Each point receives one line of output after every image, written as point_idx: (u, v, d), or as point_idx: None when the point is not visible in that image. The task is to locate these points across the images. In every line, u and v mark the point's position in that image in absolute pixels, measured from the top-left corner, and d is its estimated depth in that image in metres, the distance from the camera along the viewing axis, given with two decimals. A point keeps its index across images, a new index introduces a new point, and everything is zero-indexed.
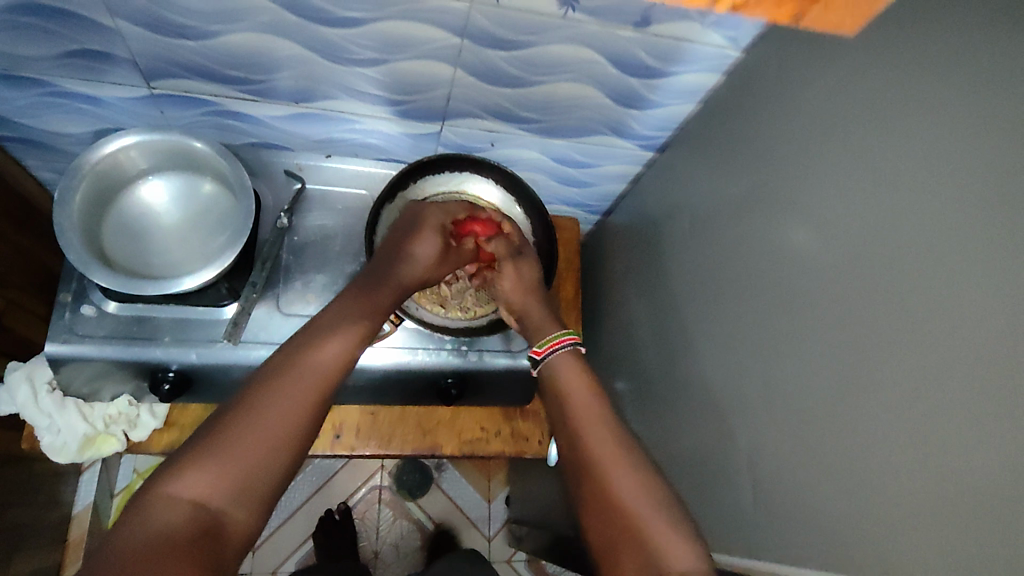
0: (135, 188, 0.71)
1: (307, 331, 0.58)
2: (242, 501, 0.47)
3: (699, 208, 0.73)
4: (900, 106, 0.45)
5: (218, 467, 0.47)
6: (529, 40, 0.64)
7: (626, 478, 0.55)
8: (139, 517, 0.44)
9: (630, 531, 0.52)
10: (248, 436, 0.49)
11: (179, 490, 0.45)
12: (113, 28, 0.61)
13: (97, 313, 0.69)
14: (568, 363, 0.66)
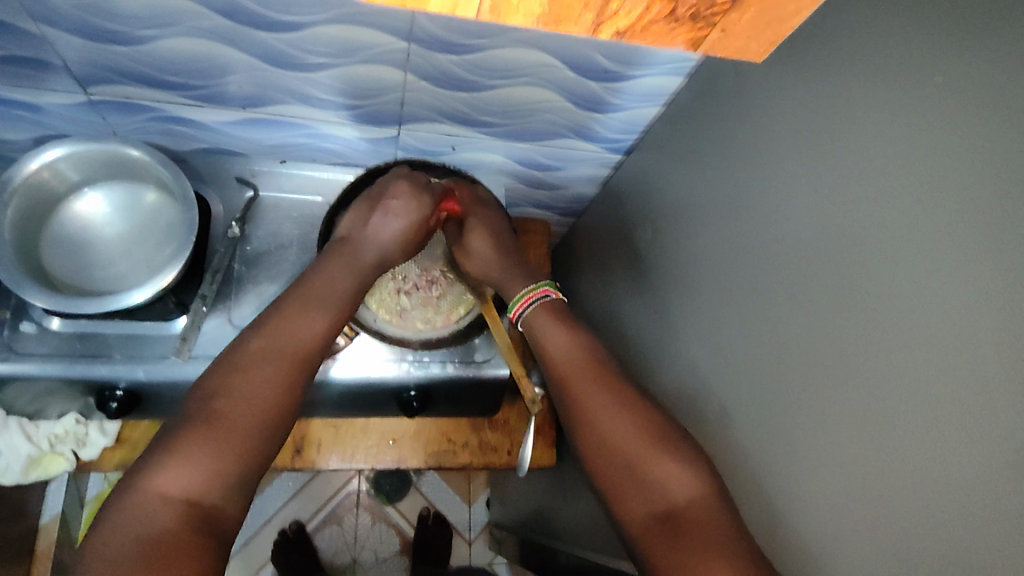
0: (69, 205, 0.65)
1: (280, 317, 0.57)
2: (232, 480, 0.48)
3: (681, 225, 0.66)
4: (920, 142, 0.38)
5: (205, 454, 0.47)
6: (479, 44, 0.59)
7: (629, 436, 0.54)
8: (123, 519, 0.44)
9: (643, 497, 0.51)
10: (236, 420, 0.49)
11: (167, 486, 0.45)
12: (39, 34, 0.57)
13: (38, 330, 0.66)
14: (544, 316, 0.64)
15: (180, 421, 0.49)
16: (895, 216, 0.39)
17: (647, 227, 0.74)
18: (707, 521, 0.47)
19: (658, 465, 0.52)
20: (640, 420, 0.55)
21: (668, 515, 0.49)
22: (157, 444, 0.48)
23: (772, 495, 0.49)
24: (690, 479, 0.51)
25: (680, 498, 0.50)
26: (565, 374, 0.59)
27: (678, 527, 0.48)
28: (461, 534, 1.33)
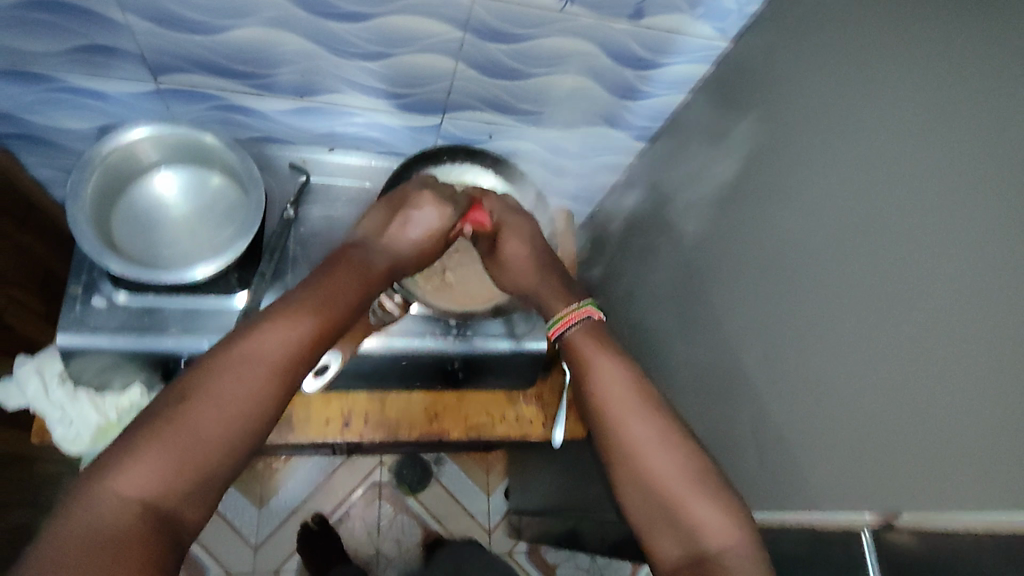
0: (145, 181, 0.70)
1: (262, 317, 0.55)
2: (193, 490, 0.46)
3: (708, 200, 0.72)
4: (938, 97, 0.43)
5: (165, 458, 0.45)
6: (528, 33, 0.65)
7: (668, 471, 0.55)
8: (78, 513, 0.42)
9: (677, 538, 0.53)
10: (205, 426, 0.47)
11: (124, 487, 0.44)
12: (123, 23, 0.61)
13: (108, 305, 0.70)
14: (585, 341, 0.65)
15: (149, 416, 0.46)
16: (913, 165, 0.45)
17: (671, 207, 0.80)
18: (740, 569, 0.49)
19: (696, 506, 0.53)
20: (681, 457, 0.56)
21: (699, 557, 0.51)
22: (117, 441, 0.46)
23: (793, 426, 0.53)
24: (733, 527, 0.52)
25: (716, 542, 0.51)
26: (606, 405, 0.60)
27: (711, 571, 0.50)
28: (481, 524, 1.37)
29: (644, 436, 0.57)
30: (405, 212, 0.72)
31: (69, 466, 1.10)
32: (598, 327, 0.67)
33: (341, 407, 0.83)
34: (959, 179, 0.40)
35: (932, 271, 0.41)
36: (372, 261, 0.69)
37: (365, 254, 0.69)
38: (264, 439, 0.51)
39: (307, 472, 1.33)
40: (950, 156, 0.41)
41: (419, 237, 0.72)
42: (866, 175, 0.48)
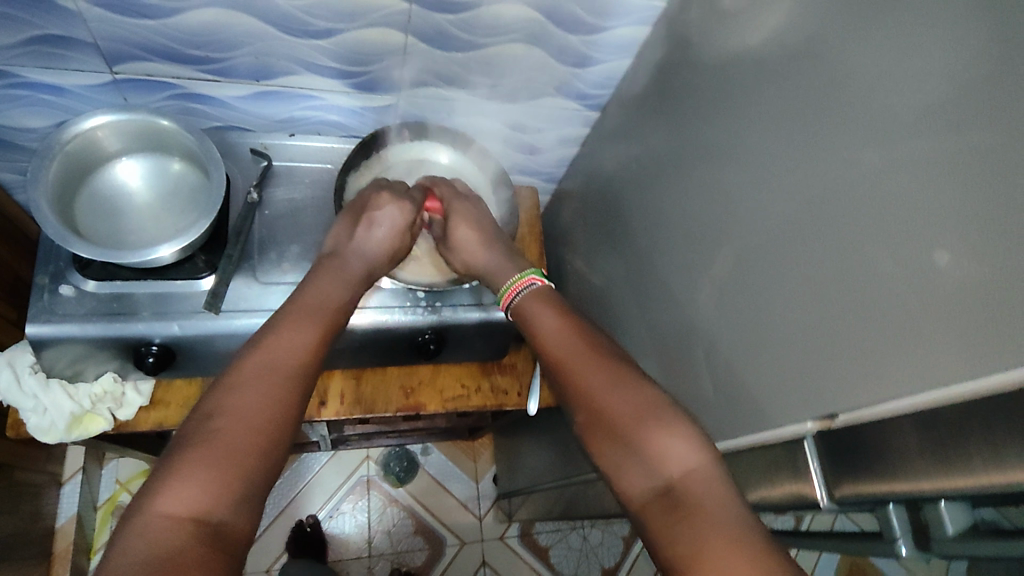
0: (107, 170, 0.71)
1: (264, 330, 0.58)
2: (240, 501, 0.47)
3: (660, 155, 0.74)
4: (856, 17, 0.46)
5: (205, 475, 0.46)
6: (473, 0, 0.67)
7: (631, 409, 0.56)
8: (130, 540, 0.43)
9: (644, 472, 0.54)
10: (234, 442, 0.49)
11: (173, 508, 0.45)
12: (75, 10, 0.62)
13: (76, 293, 0.70)
14: (534, 300, 0.69)
15: (180, 443, 0.48)
16: (834, 85, 0.47)
17: (628, 168, 0.82)
18: (708, 489, 0.50)
19: (661, 438, 0.54)
20: (640, 393, 0.57)
21: (666, 488, 0.51)
22: (154, 472, 0.47)
23: (755, 352, 0.55)
24: (690, 450, 0.53)
25: (680, 468, 0.52)
26: (562, 359, 0.62)
27: (681, 498, 0.50)
28: (471, 510, 1.38)
29: (604, 380, 0.59)
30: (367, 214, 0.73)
31: (50, 477, 1.09)
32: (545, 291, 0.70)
33: (317, 387, 0.84)
34: (883, 88, 0.43)
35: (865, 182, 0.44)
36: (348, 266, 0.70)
37: (342, 263, 0.69)
38: (293, 443, 0.52)
39: (294, 470, 1.33)
40: (873, 68, 0.44)
41: (382, 236, 0.73)
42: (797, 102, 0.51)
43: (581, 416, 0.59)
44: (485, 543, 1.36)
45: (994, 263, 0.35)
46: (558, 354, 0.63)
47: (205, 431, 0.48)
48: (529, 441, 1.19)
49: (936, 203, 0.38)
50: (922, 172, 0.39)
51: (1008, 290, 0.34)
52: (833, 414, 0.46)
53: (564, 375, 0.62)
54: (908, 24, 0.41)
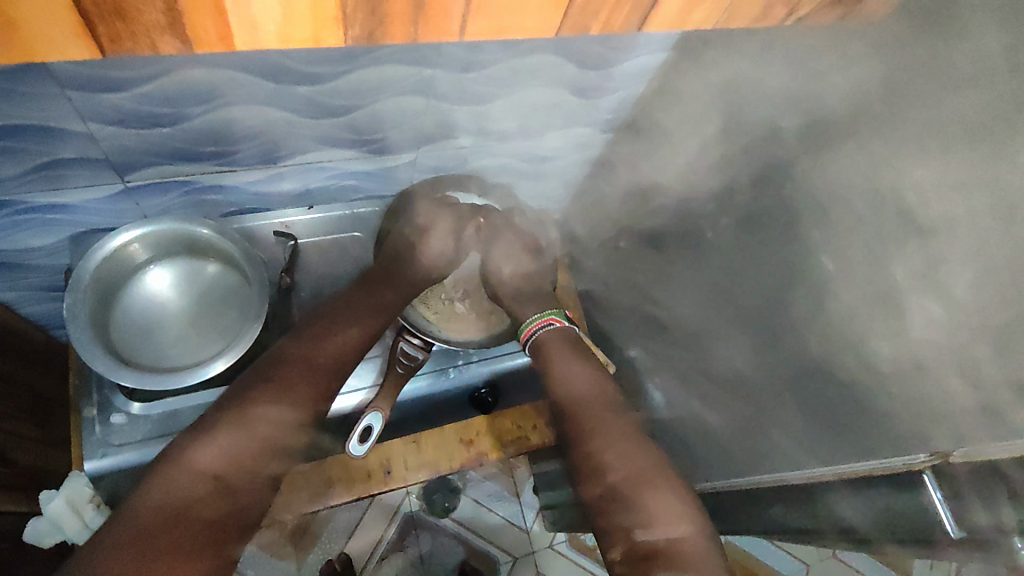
0: (136, 287, 0.67)
1: (318, 321, 0.69)
2: (252, 478, 0.59)
3: (692, 181, 0.74)
4: (925, 61, 0.46)
5: (230, 447, 0.58)
6: (495, 57, 0.65)
7: (626, 462, 0.62)
8: (162, 482, 0.55)
9: (628, 526, 0.59)
10: (260, 430, 0.60)
11: (202, 465, 0.57)
12: (85, 131, 0.57)
13: (128, 419, 0.67)
14: (554, 338, 0.74)
15: (234, 403, 0.61)
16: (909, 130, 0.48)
17: (654, 192, 0.81)
18: (693, 553, 0.56)
19: (651, 497, 0.59)
20: (640, 449, 0.63)
21: (654, 551, 0.57)
22: (203, 424, 0.60)
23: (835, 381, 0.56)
24: (686, 520, 0.58)
25: (670, 535, 0.57)
26: (566, 396, 0.68)
27: (662, 557, 0.56)
28: (518, 525, 1.39)
29: (607, 433, 0.64)
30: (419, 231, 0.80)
31: None
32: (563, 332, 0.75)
33: (379, 457, 0.83)
34: (960, 137, 0.43)
35: (946, 228, 0.44)
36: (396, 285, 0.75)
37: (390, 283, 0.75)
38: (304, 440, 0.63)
39: (337, 520, 1.31)
40: (947, 115, 0.44)
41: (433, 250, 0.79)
42: (861, 143, 0.51)
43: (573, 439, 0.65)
44: (537, 554, 1.38)
45: None
46: (567, 395, 0.68)
47: (255, 402, 0.61)
48: None
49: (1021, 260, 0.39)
50: None
51: None
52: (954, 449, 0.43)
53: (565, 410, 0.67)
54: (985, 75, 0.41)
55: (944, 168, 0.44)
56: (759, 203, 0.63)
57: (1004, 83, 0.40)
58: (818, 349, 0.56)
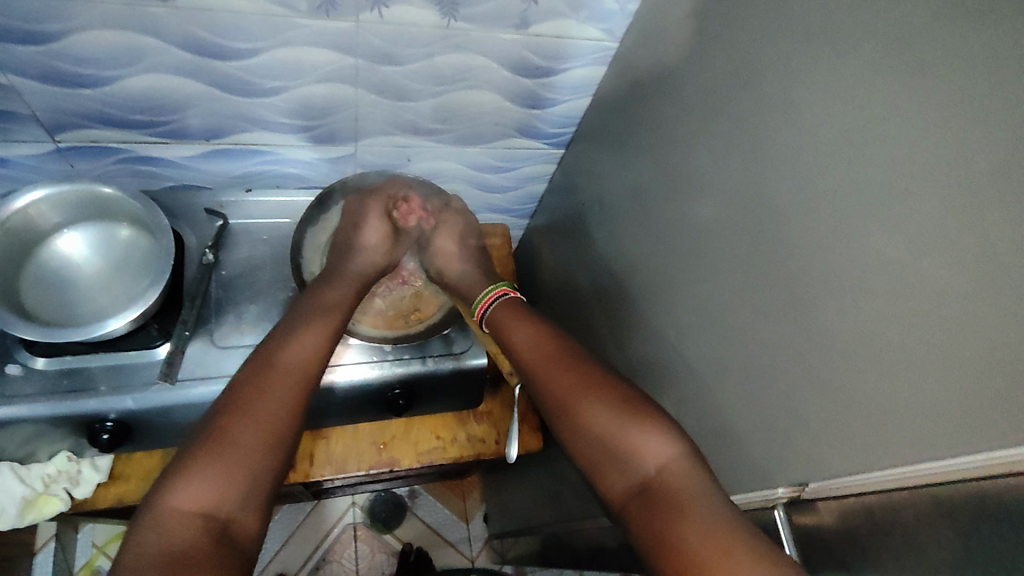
0: (50, 245, 0.69)
1: (276, 333, 0.65)
2: (245, 497, 0.54)
3: (622, 196, 0.73)
4: (799, 67, 0.45)
5: (217, 478, 0.53)
6: (420, 52, 0.66)
7: (600, 427, 0.58)
8: (149, 536, 0.49)
9: (623, 472, 0.55)
10: (242, 445, 0.55)
11: (187, 504, 0.51)
12: (8, 84, 0.60)
13: (24, 372, 0.68)
14: (504, 308, 0.74)
15: (207, 435, 0.55)
16: (790, 141, 0.45)
17: (594, 208, 0.81)
18: (682, 481, 0.51)
19: (634, 438, 0.55)
20: (617, 399, 0.59)
21: (642, 491, 0.53)
22: (176, 463, 0.54)
23: (725, 400, 0.53)
24: (669, 448, 0.53)
25: (655, 464, 0.53)
26: (533, 361, 0.66)
27: (656, 494, 0.51)
28: (462, 552, 1.34)
29: (578, 391, 0.61)
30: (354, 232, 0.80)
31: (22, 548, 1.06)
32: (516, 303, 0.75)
33: None
34: (830, 144, 0.42)
35: (824, 238, 0.42)
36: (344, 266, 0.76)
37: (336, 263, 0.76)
38: (293, 447, 0.59)
39: (277, 522, 1.29)
40: (822, 123, 0.43)
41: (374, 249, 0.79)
42: (755, 154, 0.50)
43: (557, 423, 0.62)
44: None
45: (942, 346, 0.34)
46: (539, 368, 0.65)
47: (225, 427, 0.56)
48: (518, 481, 1.17)
49: (887, 274, 0.37)
50: (888, 237, 0.37)
51: (958, 376, 0.33)
52: (804, 483, 0.44)
53: (539, 383, 0.65)
54: (854, 82, 0.40)
55: (822, 178, 0.42)
56: (675, 216, 0.61)
57: (875, 87, 0.38)
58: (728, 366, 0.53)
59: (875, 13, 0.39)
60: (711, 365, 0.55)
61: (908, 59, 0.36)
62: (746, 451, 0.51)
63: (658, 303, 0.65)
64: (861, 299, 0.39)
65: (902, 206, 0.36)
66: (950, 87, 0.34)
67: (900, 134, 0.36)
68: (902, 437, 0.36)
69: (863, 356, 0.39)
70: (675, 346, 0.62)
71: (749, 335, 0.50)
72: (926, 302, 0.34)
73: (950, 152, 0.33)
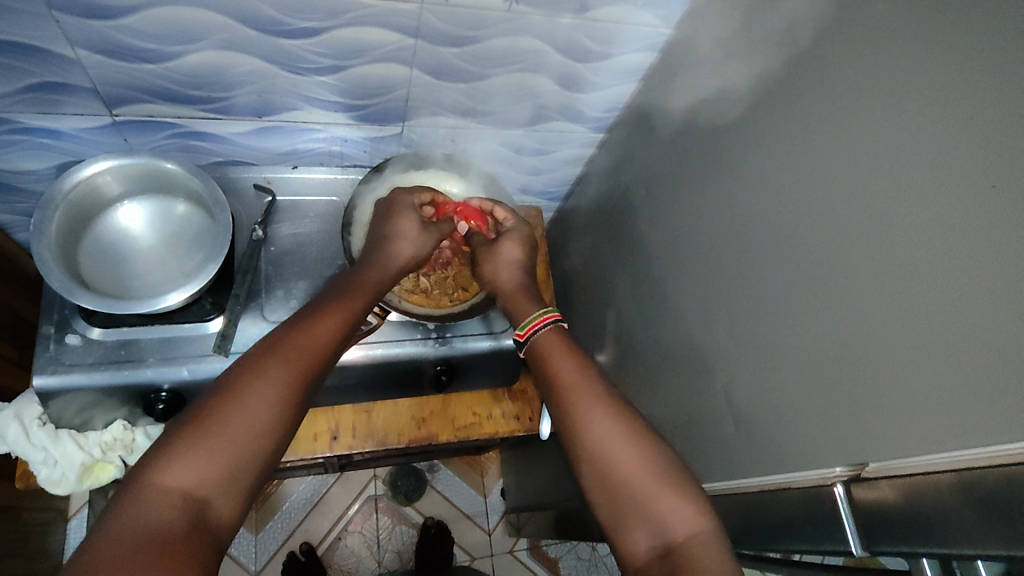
0: (108, 217, 0.69)
1: (294, 319, 0.60)
2: (233, 486, 0.49)
3: (664, 184, 0.74)
4: (860, 63, 0.46)
5: (208, 460, 0.48)
6: (476, 34, 0.66)
7: (630, 474, 0.55)
8: (129, 515, 0.44)
9: (647, 529, 0.53)
10: (237, 429, 0.50)
11: (173, 485, 0.46)
12: (73, 57, 0.61)
13: (83, 341, 0.69)
14: (551, 337, 0.67)
15: (196, 415, 0.50)
16: (844, 134, 0.47)
17: (635, 192, 0.81)
18: (708, 558, 0.49)
19: (667, 501, 0.53)
20: (646, 451, 0.56)
21: (666, 549, 0.51)
22: (165, 437, 0.49)
23: (773, 384, 0.55)
24: (697, 519, 0.52)
25: (683, 531, 0.51)
26: (559, 393, 0.61)
27: (680, 562, 0.50)
28: (480, 525, 1.38)
29: (605, 425, 0.57)
30: (392, 215, 0.74)
31: (57, 512, 1.08)
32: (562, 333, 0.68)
33: (327, 422, 0.84)
34: (887, 140, 0.43)
35: (882, 228, 0.43)
36: (371, 269, 0.69)
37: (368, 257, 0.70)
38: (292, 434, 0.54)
39: (300, 493, 1.32)
40: (884, 118, 0.44)
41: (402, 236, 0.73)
42: (807, 144, 0.51)
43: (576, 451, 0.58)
44: (495, 557, 1.37)
45: (1007, 332, 0.35)
46: (566, 397, 0.61)
47: (219, 409, 0.50)
48: (540, 458, 1.19)
49: (952, 264, 0.38)
50: (947, 233, 0.39)
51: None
52: (863, 464, 0.46)
53: (564, 409, 0.60)
54: (917, 77, 0.41)
55: (878, 171, 0.44)
56: (722, 204, 0.63)
57: (936, 83, 0.40)
58: (775, 350, 0.55)
59: (941, 15, 0.40)
60: (755, 349, 0.58)
61: (972, 62, 0.37)
62: (791, 431, 0.53)
63: (702, 286, 0.67)
64: (915, 293, 0.41)
65: (967, 199, 0.37)
66: (1010, 88, 0.35)
67: (969, 127, 0.37)
68: (955, 422, 0.39)
69: (920, 348, 0.41)
70: (718, 329, 0.64)
71: (796, 323, 0.52)
72: (991, 292, 0.36)
73: (1016, 149, 0.35)
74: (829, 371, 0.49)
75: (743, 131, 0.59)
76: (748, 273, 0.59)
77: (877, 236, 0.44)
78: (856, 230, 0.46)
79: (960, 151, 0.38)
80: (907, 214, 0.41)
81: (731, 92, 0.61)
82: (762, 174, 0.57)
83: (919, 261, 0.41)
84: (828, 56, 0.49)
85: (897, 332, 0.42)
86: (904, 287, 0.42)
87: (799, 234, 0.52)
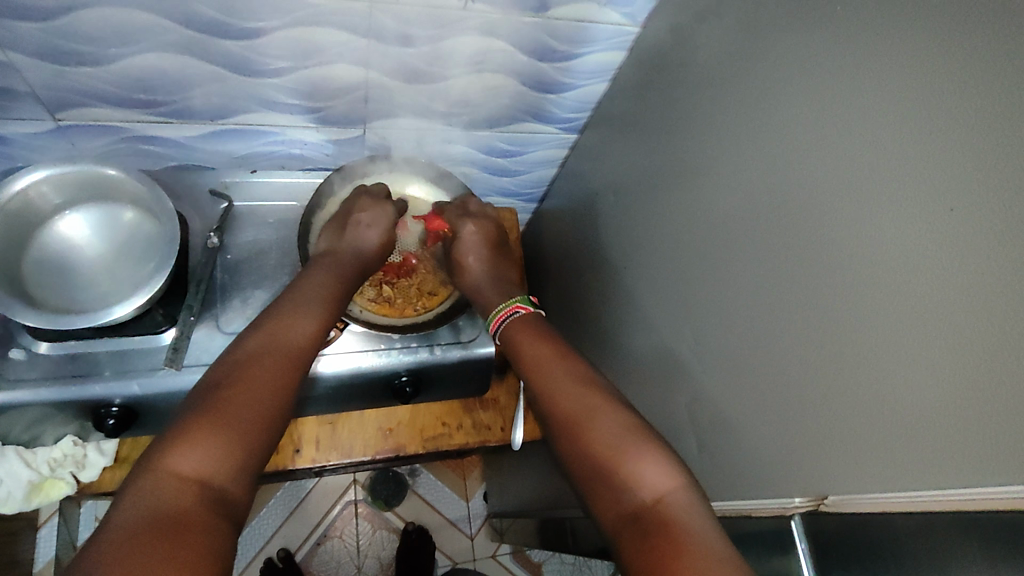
0: (51, 227, 0.67)
1: (276, 312, 0.61)
2: (242, 470, 0.48)
3: (632, 188, 0.71)
4: (825, 67, 0.43)
5: (217, 443, 0.48)
6: (433, 34, 0.63)
7: (602, 442, 0.53)
8: (142, 496, 0.43)
9: (618, 495, 0.50)
10: (241, 416, 0.50)
11: (184, 466, 0.45)
12: (6, 61, 0.58)
13: (28, 356, 0.66)
14: (517, 325, 0.68)
15: (196, 406, 0.50)
16: (807, 143, 0.44)
17: (605, 196, 0.78)
18: (682, 514, 0.46)
19: (633, 461, 0.50)
20: (615, 418, 0.54)
21: (637, 513, 0.48)
22: (166, 430, 0.49)
23: (736, 404, 0.52)
24: (671, 476, 0.49)
25: (652, 492, 0.48)
26: (535, 375, 0.61)
27: (652, 523, 0.46)
28: (462, 530, 1.36)
29: (580, 401, 0.56)
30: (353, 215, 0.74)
31: (26, 521, 1.07)
32: (529, 319, 0.69)
33: (290, 434, 0.81)
34: (851, 152, 0.40)
35: (845, 246, 0.40)
36: (341, 261, 0.70)
37: (336, 256, 0.70)
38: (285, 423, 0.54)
39: (279, 498, 1.30)
40: (848, 126, 0.40)
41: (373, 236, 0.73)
42: (770, 152, 0.48)
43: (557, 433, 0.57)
44: (477, 561, 1.35)
45: (972, 367, 0.32)
46: (542, 380, 0.60)
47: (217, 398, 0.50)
48: (519, 464, 1.17)
49: (918, 288, 0.35)
50: (910, 256, 0.36)
51: (989, 403, 0.31)
52: (822, 495, 0.43)
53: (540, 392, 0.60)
54: (884, 84, 0.38)
55: (842, 184, 0.41)
56: (688, 212, 0.60)
57: (902, 92, 0.37)
58: (739, 369, 0.52)
59: (908, 18, 0.36)
60: (719, 367, 0.55)
61: (939, 69, 0.34)
62: (753, 456, 0.50)
63: (669, 297, 0.64)
64: (877, 318, 0.38)
65: (933, 217, 0.34)
66: (978, 100, 0.32)
67: (937, 140, 0.34)
68: (917, 461, 0.36)
69: (883, 378, 0.38)
70: (684, 343, 0.61)
71: (759, 341, 0.49)
72: (956, 322, 0.33)
73: (982, 167, 0.32)
74: (791, 395, 0.46)
75: (708, 136, 0.56)
76: (713, 285, 0.56)
77: (840, 254, 0.41)
78: (819, 247, 0.43)
79: (925, 167, 0.35)
80: (871, 233, 0.38)
81: (698, 94, 0.58)
82: (727, 182, 0.53)
83: (882, 284, 0.38)
84: (792, 60, 0.46)
85: (859, 359, 0.40)
86: (867, 312, 0.39)
87: (764, 249, 0.49)
